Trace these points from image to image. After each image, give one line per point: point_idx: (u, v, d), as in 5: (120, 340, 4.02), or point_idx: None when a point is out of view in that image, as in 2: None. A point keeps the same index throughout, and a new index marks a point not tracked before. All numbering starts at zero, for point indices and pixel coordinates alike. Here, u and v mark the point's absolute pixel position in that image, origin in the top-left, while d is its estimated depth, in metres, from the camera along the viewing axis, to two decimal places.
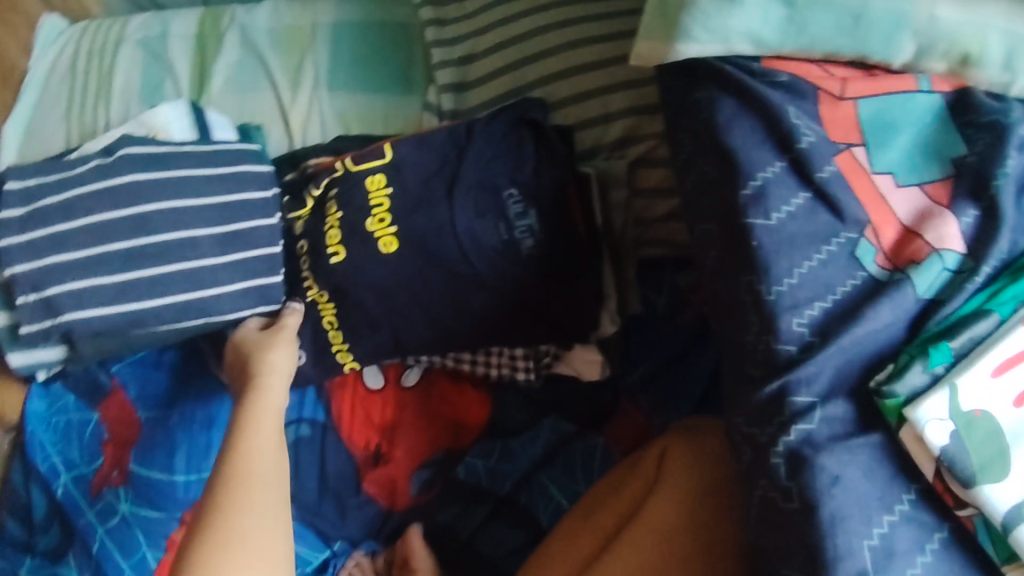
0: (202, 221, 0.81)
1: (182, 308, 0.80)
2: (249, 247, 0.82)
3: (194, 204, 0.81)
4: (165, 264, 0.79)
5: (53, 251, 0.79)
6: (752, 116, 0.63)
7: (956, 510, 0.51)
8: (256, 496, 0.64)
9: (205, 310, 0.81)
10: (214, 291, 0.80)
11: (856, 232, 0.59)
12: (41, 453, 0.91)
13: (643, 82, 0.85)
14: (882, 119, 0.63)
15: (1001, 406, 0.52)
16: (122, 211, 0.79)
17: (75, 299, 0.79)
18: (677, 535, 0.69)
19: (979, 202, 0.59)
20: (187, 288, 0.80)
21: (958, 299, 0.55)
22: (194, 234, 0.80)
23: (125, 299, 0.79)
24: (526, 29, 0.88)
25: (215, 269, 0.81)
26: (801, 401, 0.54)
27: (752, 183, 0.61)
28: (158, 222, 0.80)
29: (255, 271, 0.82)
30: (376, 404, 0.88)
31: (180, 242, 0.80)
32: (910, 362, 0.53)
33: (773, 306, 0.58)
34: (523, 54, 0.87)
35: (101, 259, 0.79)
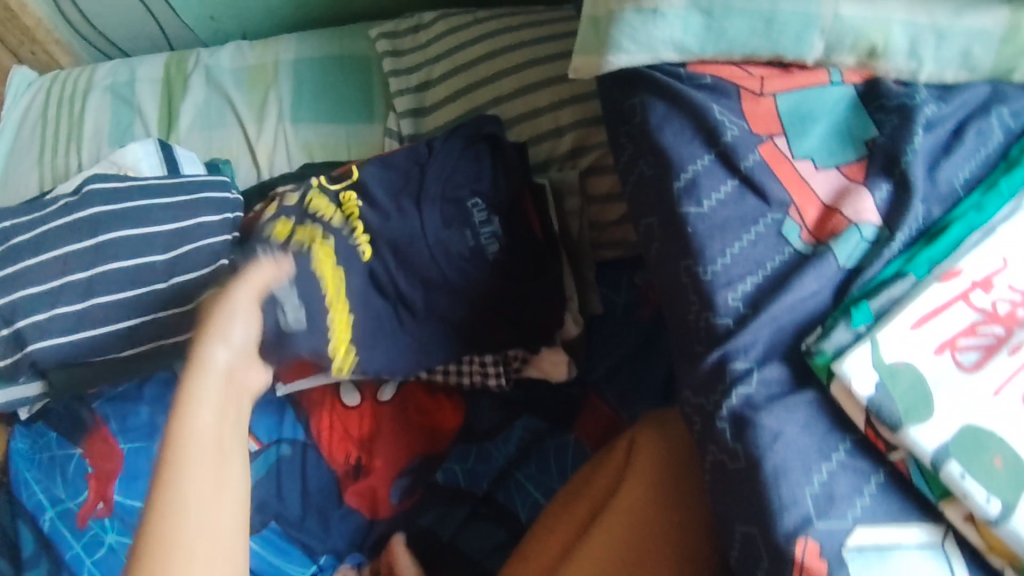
0: (155, 249, 0.84)
1: (136, 331, 0.84)
2: (196, 267, 0.85)
3: (147, 231, 0.85)
4: (130, 290, 0.83)
5: (17, 287, 0.82)
6: (682, 116, 0.69)
7: (888, 454, 0.56)
8: (203, 518, 0.50)
9: (169, 330, 0.84)
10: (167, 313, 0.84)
11: (781, 213, 0.64)
12: (27, 489, 0.93)
13: (588, 99, 0.91)
14: (800, 110, 0.69)
15: (923, 355, 0.57)
16: (85, 242, 0.83)
17: (38, 330, 0.81)
18: (645, 519, 0.72)
19: (891, 176, 0.65)
20: (156, 313, 0.84)
21: (877, 265, 0.61)
22: (148, 260, 0.84)
23: (92, 325, 0.82)
24: (476, 56, 0.94)
25: (175, 293, 0.84)
26: (739, 367, 0.59)
27: (683, 175, 0.66)
28: (119, 251, 0.83)
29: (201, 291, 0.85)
30: (354, 419, 0.90)
31: (136, 268, 0.83)
32: (835, 322, 0.58)
33: (710, 282, 0.62)
34: (474, 80, 0.94)
35: (70, 288, 0.82)
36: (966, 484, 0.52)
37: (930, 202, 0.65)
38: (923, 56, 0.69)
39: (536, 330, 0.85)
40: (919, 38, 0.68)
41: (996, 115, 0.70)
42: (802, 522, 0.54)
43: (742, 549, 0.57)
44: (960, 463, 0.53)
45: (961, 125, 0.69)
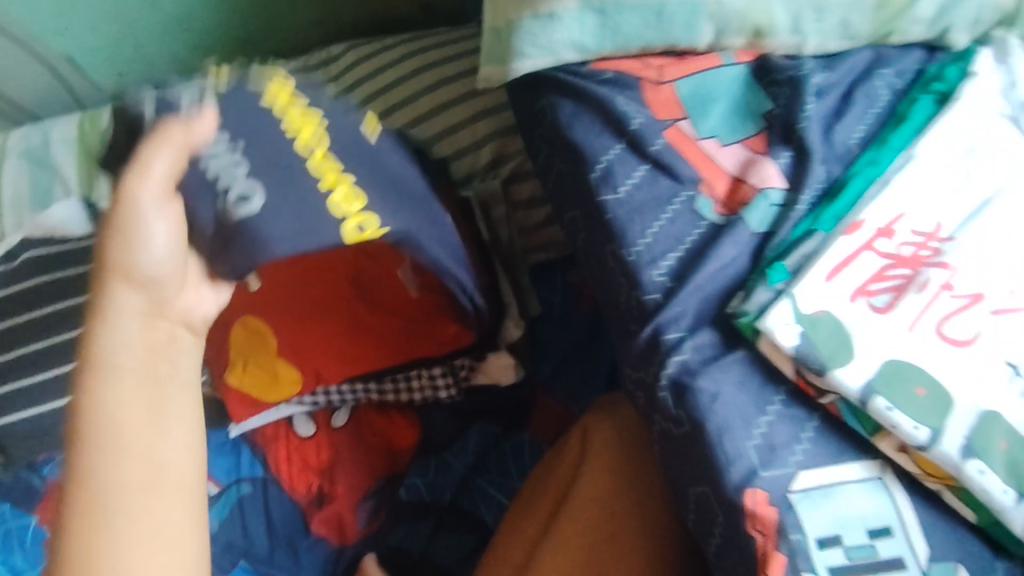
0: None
1: None
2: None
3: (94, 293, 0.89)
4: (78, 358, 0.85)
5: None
6: (590, 111, 0.71)
7: (820, 398, 0.59)
8: (142, 451, 0.55)
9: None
10: None
11: (693, 189, 0.67)
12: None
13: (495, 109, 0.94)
14: (699, 92, 0.72)
15: (839, 303, 0.60)
16: (34, 311, 0.88)
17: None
18: (610, 502, 0.73)
19: (790, 144, 0.69)
20: None
21: (787, 226, 0.64)
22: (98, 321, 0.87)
23: (38, 397, 0.83)
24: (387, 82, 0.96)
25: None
26: (671, 337, 0.62)
27: (598, 166, 0.68)
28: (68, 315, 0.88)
29: None
30: (311, 449, 0.90)
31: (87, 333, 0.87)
32: (755, 285, 0.62)
33: (634, 263, 0.64)
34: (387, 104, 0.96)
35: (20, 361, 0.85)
36: (893, 415, 0.55)
37: (828, 163, 0.69)
38: (805, 31, 0.74)
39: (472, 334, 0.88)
40: (801, 14, 0.73)
41: (878, 78, 0.75)
42: (749, 474, 0.56)
43: (697, 507, 0.60)
44: (886, 397, 0.56)
45: (849, 91, 0.74)
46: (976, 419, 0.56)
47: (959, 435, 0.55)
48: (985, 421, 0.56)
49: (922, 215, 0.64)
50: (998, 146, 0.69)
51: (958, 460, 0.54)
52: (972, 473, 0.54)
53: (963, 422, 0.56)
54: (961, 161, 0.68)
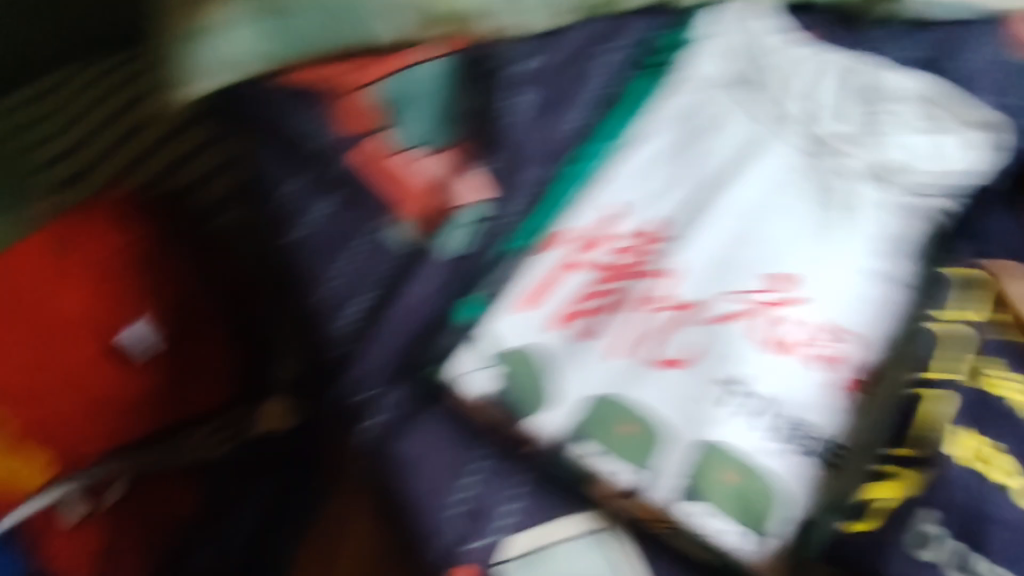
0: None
1: None
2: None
3: None
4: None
5: None
6: (270, 137, 0.63)
7: (522, 447, 0.52)
8: None
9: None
10: None
11: (383, 217, 0.59)
12: None
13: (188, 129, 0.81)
14: (403, 93, 0.65)
15: (538, 330, 0.54)
16: None
17: None
18: None
19: (489, 152, 0.61)
20: None
21: (486, 253, 0.56)
22: None
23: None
24: (85, 132, 0.89)
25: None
26: (363, 397, 0.54)
27: (274, 198, 0.61)
28: None
29: None
30: (82, 535, 0.85)
31: None
32: (448, 324, 0.55)
33: (319, 309, 0.57)
34: (70, 143, 0.89)
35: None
36: (598, 460, 0.50)
37: (535, 162, 0.61)
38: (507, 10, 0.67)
39: (224, 386, 0.85)
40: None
41: (599, 55, 0.67)
42: None
43: None
44: (591, 441, 0.51)
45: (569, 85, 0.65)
46: (694, 454, 0.50)
47: (672, 477, 0.50)
48: (706, 453, 0.50)
49: (641, 212, 0.59)
50: (733, 125, 0.63)
51: (671, 501, 0.49)
52: (686, 513, 0.49)
53: (676, 459, 0.50)
54: (683, 143, 0.63)
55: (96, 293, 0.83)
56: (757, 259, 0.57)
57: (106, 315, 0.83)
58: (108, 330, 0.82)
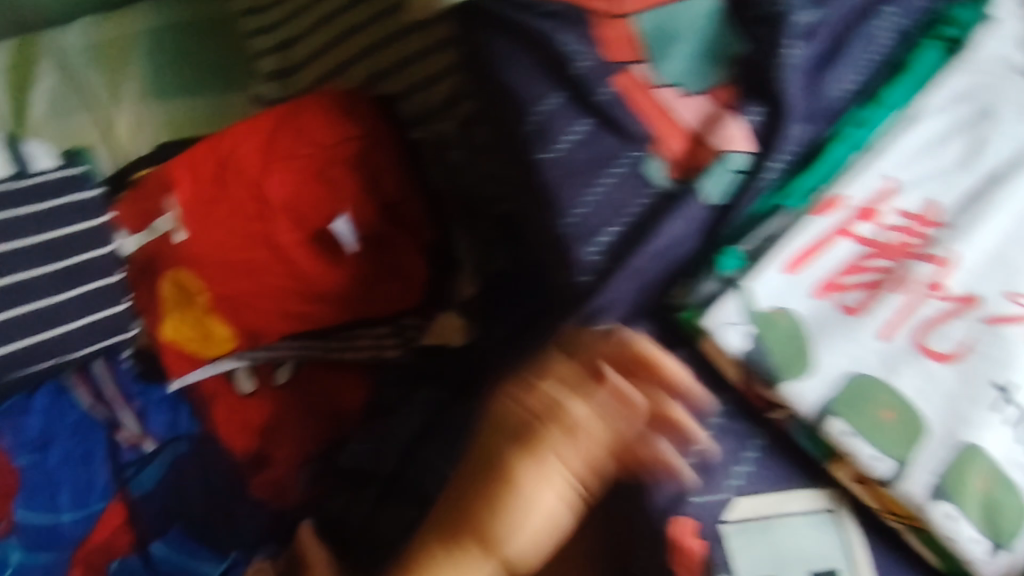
0: (28, 262, 0.81)
1: (24, 350, 0.80)
2: (68, 252, 0.82)
3: (14, 247, 0.80)
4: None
5: None
6: (526, 49, 0.59)
7: (767, 413, 0.51)
8: None
9: (51, 320, 0.81)
10: (46, 301, 0.81)
11: (639, 149, 0.57)
12: None
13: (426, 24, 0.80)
14: (664, 30, 0.59)
15: (799, 297, 0.51)
16: None
17: None
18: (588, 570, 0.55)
19: (762, 100, 0.58)
20: (35, 297, 0.81)
21: (749, 200, 0.55)
22: (32, 275, 0.81)
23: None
24: (307, 25, 0.90)
25: (52, 275, 0.81)
26: (602, 329, 0.53)
27: (532, 117, 0.58)
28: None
29: (21, 297, 0.80)
30: (252, 408, 0.89)
31: (21, 284, 0.80)
32: (702, 273, 0.53)
33: (568, 234, 0.55)
34: (287, 36, 0.91)
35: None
36: (852, 442, 0.48)
37: (815, 122, 0.59)
38: None
39: (408, 295, 0.83)
40: None
41: (879, 18, 0.62)
42: None
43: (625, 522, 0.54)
44: (844, 420, 0.48)
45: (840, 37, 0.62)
46: (954, 454, 0.47)
47: (927, 473, 0.47)
48: (965, 457, 0.47)
49: (916, 191, 0.55)
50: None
51: (925, 501, 0.46)
52: (937, 517, 0.46)
53: (935, 457, 0.47)
54: (965, 124, 0.58)
55: (305, 178, 0.81)
56: None
57: (310, 205, 0.81)
58: (309, 220, 0.81)
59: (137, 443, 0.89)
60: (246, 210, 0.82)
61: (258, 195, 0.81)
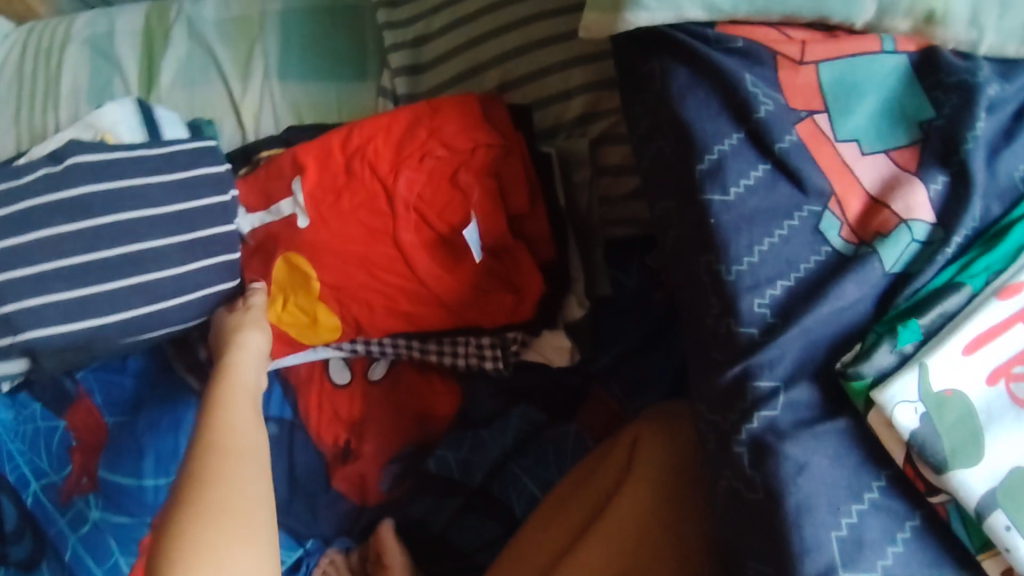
0: (156, 231, 0.78)
1: (142, 320, 0.78)
2: (198, 224, 0.80)
3: (145, 214, 0.78)
4: (113, 246, 0.76)
5: (52, 256, 0.75)
6: (708, 85, 0.60)
7: (926, 495, 0.49)
8: None
9: (170, 292, 0.79)
10: (165, 274, 0.78)
11: (819, 204, 0.56)
12: (27, 487, 0.84)
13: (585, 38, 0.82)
14: (846, 83, 0.59)
15: (973, 383, 0.50)
16: (78, 224, 0.75)
17: (33, 316, 0.74)
18: (645, 540, 0.67)
19: (947, 168, 0.56)
20: (158, 267, 0.78)
21: (927, 274, 0.53)
22: (150, 245, 0.78)
23: (43, 318, 0.75)
24: (449, 22, 0.88)
25: (177, 246, 0.79)
26: (764, 386, 0.52)
27: (709, 156, 0.58)
28: (117, 235, 0.76)
29: (141, 266, 0.77)
30: (343, 400, 0.86)
31: (139, 254, 0.77)
32: (877, 342, 0.51)
33: (733, 283, 0.55)
34: (423, 33, 0.89)
35: (32, 212, 0.75)
36: (1013, 538, 0.46)
37: (987, 199, 0.56)
38: (986, 25, 0.59)
39: (523, 309, 0.79)
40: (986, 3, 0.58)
41: None
42: None
43: None
44: (1009, 515, 0.46)
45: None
46: None
47: None
48: None
49: None
50: None
51: None
52: None
53: None
54: None
55: (434, 180, 0.79)
56: None
57: (436, 207, 0.79)
58: (432, 222, 0.79)
59: None
60: (369, 204, 0.79)
61: (385, 190, 0.79)
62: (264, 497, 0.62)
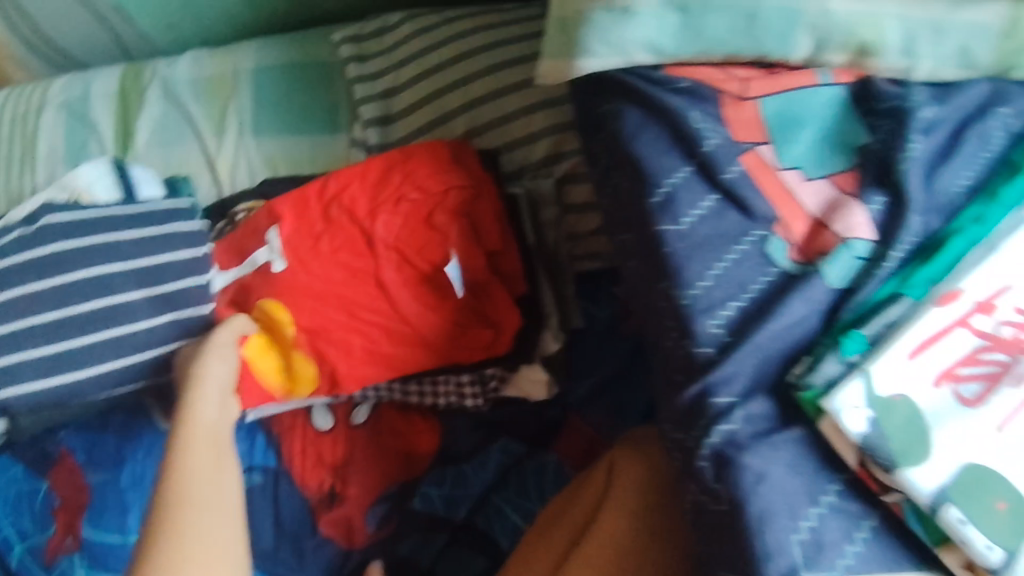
0: (128, 284, 0.80)
1: (117, 373, 0.79)
2: (168, 275, 0.81)
3: (117, 269, 0.80)
4: (85, 301, 0.78)
5: (28, 312, 0.77)
6: (658, 123, 0.64)
7: (879, 494, 0.52)
8: None
9: (144, 344, 0.80)
10: (137, 326, 0.79)
11: (765, 229, 0.59)
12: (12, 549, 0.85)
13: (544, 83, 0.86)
14: (787, 115, 0.63)
15: (918, 388, 0.52)
16: (50, 281, 0.78)
17: (10, 373, 0.77)
18: (623, 566, 0.69)
19: (884, 188, 0.60)
20: (132, 319, 0.79)
21: (869, 288, 0.57)
22: (122, 299, 0.79)
23: (22, 377, 0.77)
24: (417, 73, 0.92)
25: (150, 299, 0.80)
26: (721, 402, 0.55)
27: (658, 191, 0.61)
28: (89, 290, 0.78)
29: (113, 320, 0.79)
30: (327, 445, 0.88)
31: (111, 308, 0.79)
32: (824, 354, 0.55)
33: (689, 307, 0.58)
34: (392, 85, 0.94)
35: (13, 269, 0.78)
36: (965, 530, 0.49)
37: (928, 215, 0.60)
38: (918, 53, 0.64)
39: (500, 342, 0.83)
40: (920, 33, 0.63)
41: (996, 116, 0.65)
42: None
43: None
44: (960, 509, 0.49)
45: (960, 131, 0.64)
46: None
47: None
48: None
49: None
50: None
51: None
52: None
53: None
54: None
55: (410, 223, 0.82)
56: None
57: (415, 246, 0.82)
58: (414, 261, 0.82)
59: None
60: (350, 247, 0.82)
61: (365, 233, 0.82)
62: (224, 539, 0.64)
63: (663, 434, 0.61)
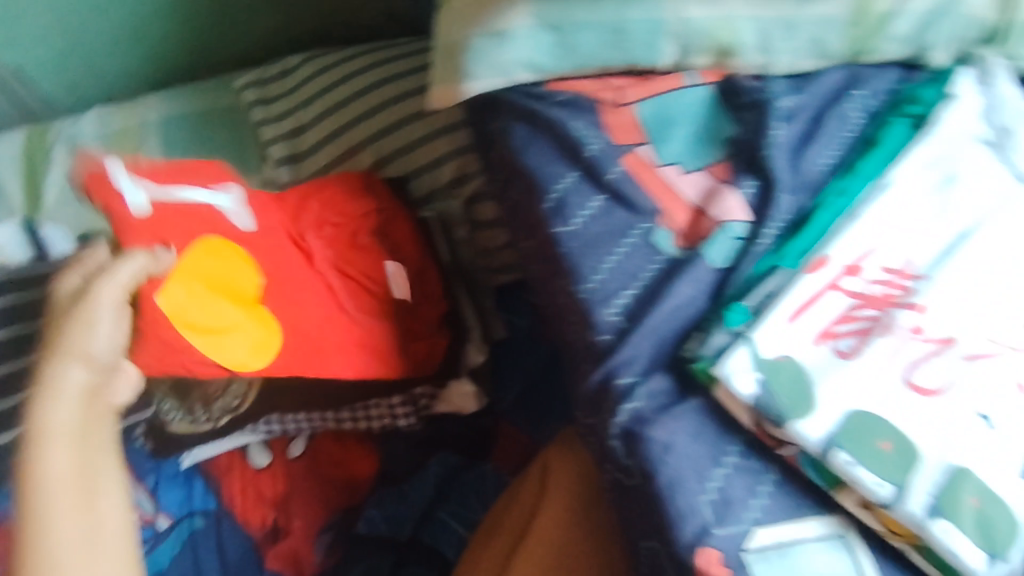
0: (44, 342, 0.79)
1: None
2: None
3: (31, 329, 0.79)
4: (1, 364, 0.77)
5: None
6: (545, 135, 0.68)
7: (775, 449, 0.56)
8: None
9: None
10: None
11: (649, 222, 0.64)
12: None
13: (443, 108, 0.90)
14: (661, 116, 0.68)
15: (799, 349, 0.57)
16: None
17: None
18: (563, 561, 0.71)
19: (754, 174, 0.66)
20: None
21: (745, 267, 0.62)
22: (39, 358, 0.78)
23: None
24: (321, 109, 0.96)
25: None
26: (624, 383, 0.59)
27: (550, 197, 0.65)
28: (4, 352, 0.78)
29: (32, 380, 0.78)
30: (266, 481, 0.88)
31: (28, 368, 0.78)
32: (711, 328, 0.59)
33: (588, 299, 0.62)
34: (299, 124, 0.97)
35: None
36: (853, 471, 0.53)
37: (797, 193, 0.66)
38: (772, 50, 0.70)
39: (427, 360, 0.84)
40: (770, 31, 0.69)
41: (849, 101, 0.71)
42: None
43: (650, 561, 0.58)
44: (848, 452, 0.53)
45: (818, 117, 0.70)
46: (946, 477, 0.53)
47: (925, 495, 0.52)
48: (956, 480, 0.53)
49: (887, 249, 0.62)
50: (981, 179, 0.66)
51: (922, 520, 0.52)
52: (941, 535, 0.51)
53: (930, 480, 0.53)
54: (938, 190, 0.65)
55: (341, 246, 0.84)
56: (1006, 316, 0.60)
57: (358, 265, 0.83)
58: (360, 279, 0.83)
59: (150, 520, 0.86)
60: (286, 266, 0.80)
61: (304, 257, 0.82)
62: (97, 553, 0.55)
63: (580, 423, 0.64)
